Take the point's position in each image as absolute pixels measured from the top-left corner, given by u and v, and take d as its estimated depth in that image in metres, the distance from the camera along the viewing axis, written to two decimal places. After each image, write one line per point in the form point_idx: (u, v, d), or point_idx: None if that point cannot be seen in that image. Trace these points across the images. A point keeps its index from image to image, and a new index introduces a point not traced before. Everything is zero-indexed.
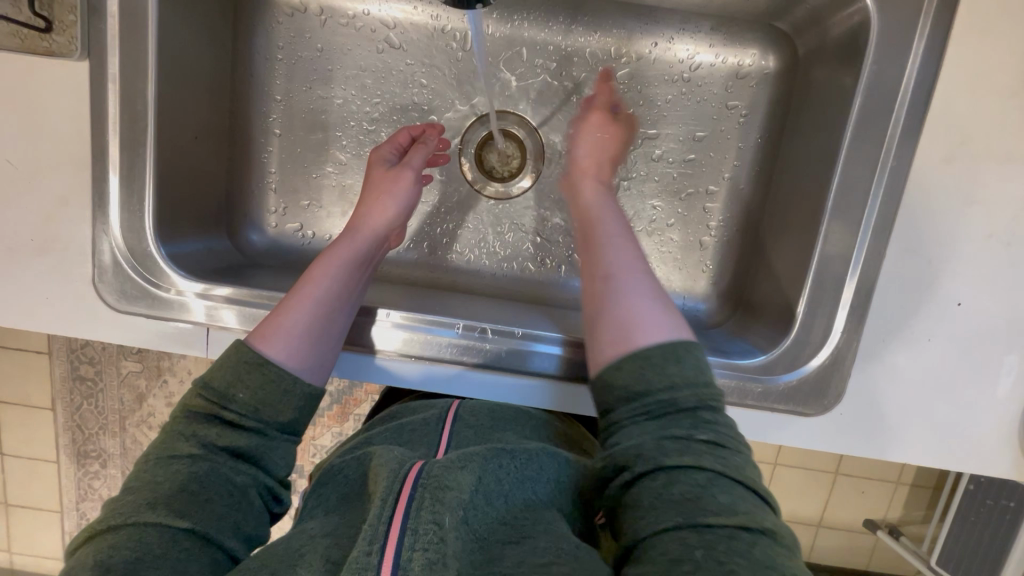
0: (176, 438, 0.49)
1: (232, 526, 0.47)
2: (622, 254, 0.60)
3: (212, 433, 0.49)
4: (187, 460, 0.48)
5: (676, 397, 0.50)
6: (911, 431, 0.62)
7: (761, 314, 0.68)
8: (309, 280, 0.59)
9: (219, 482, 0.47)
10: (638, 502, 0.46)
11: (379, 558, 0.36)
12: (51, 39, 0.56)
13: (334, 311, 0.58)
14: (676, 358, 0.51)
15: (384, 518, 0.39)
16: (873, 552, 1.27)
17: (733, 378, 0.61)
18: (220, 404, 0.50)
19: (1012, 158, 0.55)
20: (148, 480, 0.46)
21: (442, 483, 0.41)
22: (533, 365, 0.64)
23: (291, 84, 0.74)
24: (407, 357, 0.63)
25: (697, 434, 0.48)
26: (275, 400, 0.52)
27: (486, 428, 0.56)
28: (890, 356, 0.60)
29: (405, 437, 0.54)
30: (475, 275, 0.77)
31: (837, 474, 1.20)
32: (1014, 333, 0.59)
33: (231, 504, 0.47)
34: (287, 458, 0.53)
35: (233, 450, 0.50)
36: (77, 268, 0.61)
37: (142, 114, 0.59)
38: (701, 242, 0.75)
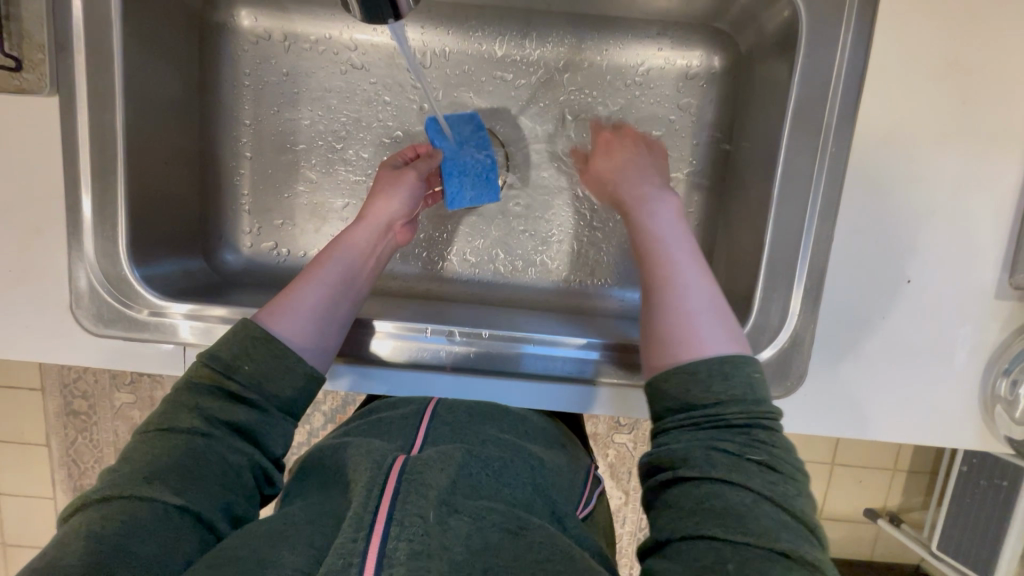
0: (177, 410, 0.49)
1: (223, 507, 0.47)
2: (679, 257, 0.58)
3: (213, 406, 0.50)
4: (186, 434, 0.48)
5: (726, 415, 0.47)
6: (877, 407, 0.63)
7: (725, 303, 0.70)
8: (320, 260, 0.62)
9: (215, 460, 0.48)
10: (678, 503, 0.45)
11: (363, 546, 0.37)
12: (21, 77, 0.58)
13: (340, 296, 0.61)
14: (724, 375, 0.49)
15: (369, 508, 0.39)
16: (875, 542, 1.27)
17: None
18: (225, 373, 0.51)
19: (944, 136, 0.58)
20: (144, 453, 0.46)
21: (423, 479, 0.42)
22: (503, 364, 0.65)
23: (260, 109, 0.77)
24: (381, 362, 0.65)
25: (749, 453, 0.45)
26: (277, 374, 0.53)
27: (463, 423, 0.56)
28: (848, 335, 0.62)
29: (383, 430, 0.55)
30: (449, 282, 0.80)
31: (832, 465, 1.21)
32: (965, 304, 0.61)
33: (225, 484, 0.47)
34: (286, 436, 0.54)
35: (233, 425, 0.50)
36: (56, 296, 0.62)
37: (111, 141, 0.61)
38: None
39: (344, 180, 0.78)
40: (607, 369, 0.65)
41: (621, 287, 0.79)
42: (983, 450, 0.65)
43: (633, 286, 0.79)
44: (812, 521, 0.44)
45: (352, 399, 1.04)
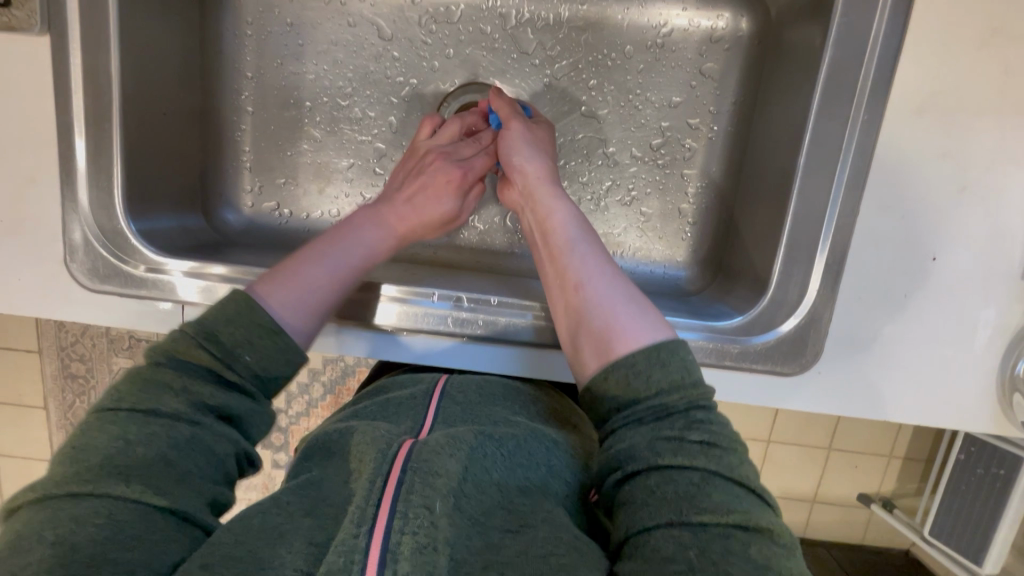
0: (157, 395, 0.47)
1: (208, 500, 0.45)
2: (589, 257, 0.56)
3: (202, 391, 0.48)
4: (169, 421, 0.46)
5: (667, 402, 0.47)
6: (890, 389, 0.62)
7: (740, 277, 0.68)
8: (334, 245, 0.59)
9: (200, 450, 0.46)
10: (632, 499, 0.44)
11: (366, 541, 0.36)
12: (9, 13, 0.55)
13: (353, 284, 0.60)
14: (660, 363, 0.48)
15: (371, 501, 0.38)
16: (867, 526, 1.28)
17: (712, 341, 0.60)
18: (222, 360, 0.50)
19: (983, 107, 0.55)
20: (118, 440, 0.43)
21: (430, 467, 0.41)
22: (511, 334, 0.63)
23: (263, 61, 0.73)
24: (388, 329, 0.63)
25: (691, 434, 0.45)
26: (276, 363, 0.52)
27: (474, 404, 0.55)
28: (868, 314, 0.60)
29: (391, 411, 0.54)
30: (456, 250, 0.77)
31: (829, 449, 1.21)
32: (990, 285, 0.59)
33: (209, 475, 0.46)
34: (268, 422, 0.53)
35: (220, 412, 0.49)
36: (50, 250, 0.60)
37: (106, 88, 0.58)
38: (681, 210, 0.75)
39: (350, 140, 0.75)
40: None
41: (635, 260, 0.75)
42: (996, 435, 0.64)
43: (646, 260, 0.75)
44: (761, 486, 0.44)
45: (353, 369, 1.03)
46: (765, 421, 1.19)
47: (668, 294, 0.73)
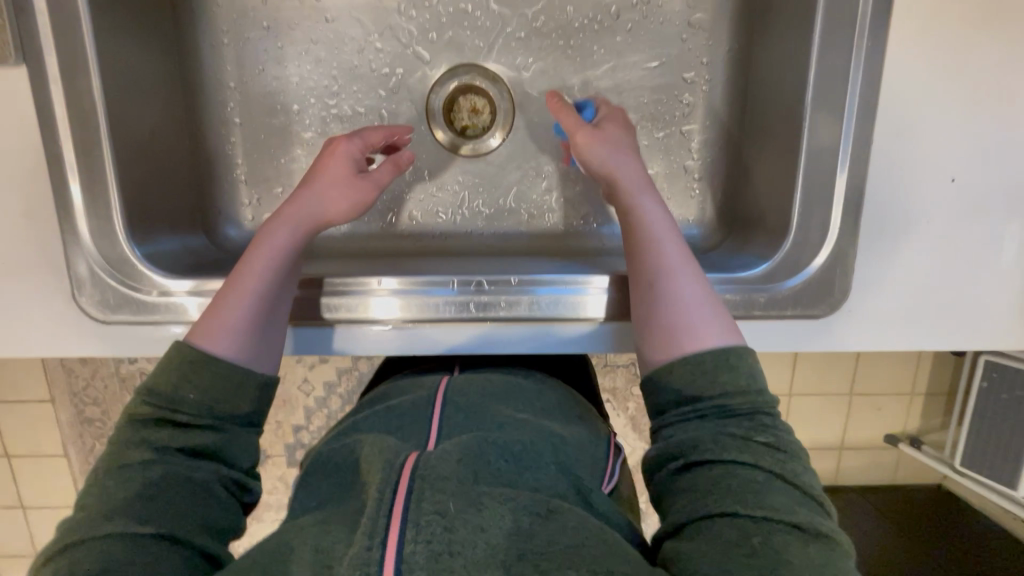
0: (126, 448, 0.49)
1: (201, 524, 0.48)
2: (674, 250, 0.56)
3: (163, 436, 0.50)
4: (138, 466, 0.48)
5: (731, 404, 0.49)
6: (921, 318, 0.61)
7: (757, 227, 0.67)
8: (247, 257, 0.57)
9: (179, 481, 0.48)
10: (693, 487, 0.46)
11: (381, 553, 0.36)
12: None
13: (277, 299, 0.57)
14: (728, 367, 0.50)
15: (382, 512, 0.38)
16: (897, 467, 1.28)
17: (740, 292, 0.60)
18: (170, 407, 0.51)
19: (988, 18, 0.54)
20: (101, 493, 0.47)
21: (437, 472, 0.41)
22: (534, 313, 0.61)
23: (243, 69, 0.71)
24: (403, 325, 0.61)
25: (757, 436, 0.47)
26: (225, 396, 0.52)
27: (477, 405, 0.54)
28: (891, 246, 0.59)
29: (396, 423, 0.53)
30: (464, 237, 0.76)
31: (852, 394, 1.22)
32: (1012, 199, 0.58)
33: (194, 501, 0.48)
34: (250, 446, 0.54)
35: (190, 449, 0.50)
36: (58, 288, 0.59)
37: (92, 112, 0.57)
38: (686, 167, 0.73)
39: None
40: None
41: None
42: None
43: None
44: (821, 495, 0.46)
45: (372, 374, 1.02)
46: (785, 373, 1.19)
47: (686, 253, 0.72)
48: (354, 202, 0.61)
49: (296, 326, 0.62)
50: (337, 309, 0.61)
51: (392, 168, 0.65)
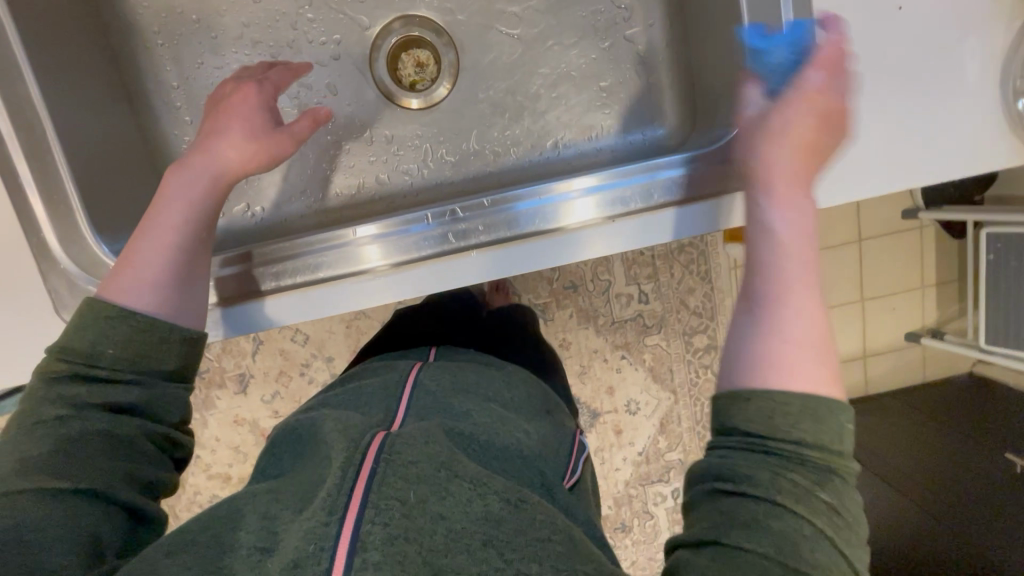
0: (40, 404, 0.47)
1: (123, 475, 0.47)
2: (793, 268, 0.48)
3: (80, 392, 0.47)
4: (54, 422, 0.46)
5: (805, 455, 0.41)
6: (900, 153, 0.59)
7: (717, 108, 0.67)
8: (160, 198, 0.55)
9: (97, 437, 0.46)
10: (730, 511, 0.40)
11: (336, 529, 0.35)
12: None
13: (196, 247, 0.55)
14: (814, 417, 0.42)
15: (344, 488, 0.37)
16: (925, 364, 1.28)
17: (709, 167, 0.60)
18: (87, 363, 0.48)
19: None
20: (14, 448, 0.45)
21: (406, 457, 0.40)
22: (517, 230, 0.61)
23: (182, 67, 0.71)
24: (360, 274, 0.61)
25: (820, 491, 0.41)
26: (151, 352, 0.50)
27: (447, 390, 0.55)
28: (852, 87, 0.58)
29: (364, 402, 0.54)
30: (434, 189, 0.75)
31: (863, 300, 1.24)
32: (959, 13, 0.57)
33: (115, 454, 0.47)
34: (178, 402, 0.52)
35: (111, 406, 0.48)
36: (35, 306, 0.58)
37: (34, 116, 0.58)
38: (637, 72, 0.73)
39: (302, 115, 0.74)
40: (620, 201, 0.60)
41: (610, 137, 0.75)
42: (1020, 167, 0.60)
43: (621, 133, 0.74)
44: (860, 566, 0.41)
45: None
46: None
47: (652, 154, 0.72)
48: (264, 147, 0.59)
49: (262, 296, 0.61)
50: (296, 270, 0.62)
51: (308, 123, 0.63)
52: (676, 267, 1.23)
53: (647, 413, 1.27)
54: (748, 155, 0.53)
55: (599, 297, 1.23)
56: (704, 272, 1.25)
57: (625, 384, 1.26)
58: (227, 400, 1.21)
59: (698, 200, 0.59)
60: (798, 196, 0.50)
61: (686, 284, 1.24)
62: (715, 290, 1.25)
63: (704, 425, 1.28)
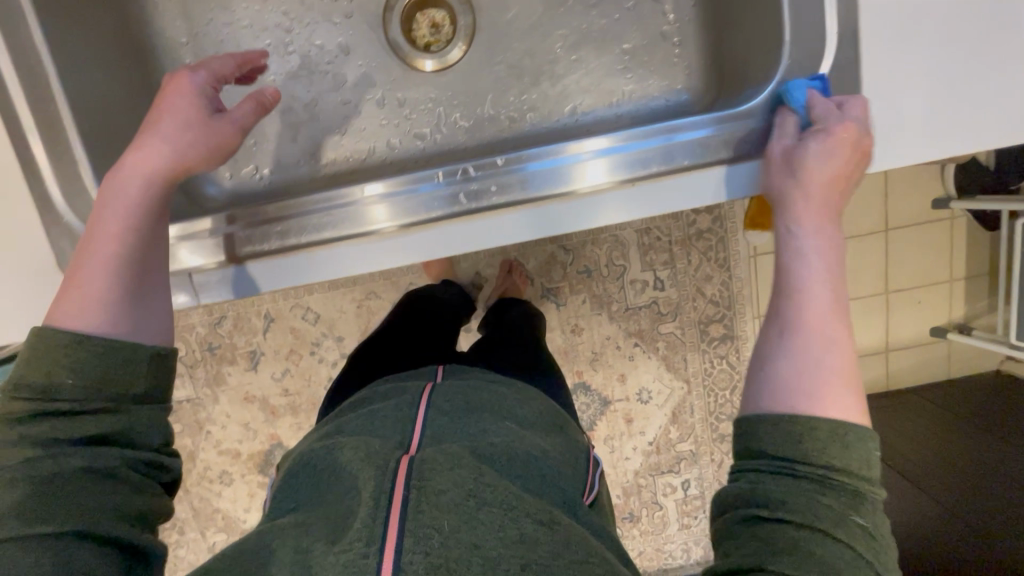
0: (2, 449, 0.41)
1: (113, 510, 0.41)
2: (818, 292, 0.47)
3: (42, 430, 0.42)
4: (21, 465, 0.41)
5: (831, 477, 0.40)
6: (953, 119, 0.54)
7: (747, 67, 0.63)
8: (98, 209, 0.50)
9: (70, 477, 0.41)
10: (766, 541, 0.38)
11: (376, 561, 0.34)
12: None
13: (142, 257, 0.51)
14: (844, 443, 0.40)
15: (378, 517, 0.36)
16: (950, 359, 1.23)
17: (733, 130, 0.57)
18: (46, 397, 0.43)
19: None
20: None
21: (436, 484, 0.39)
22: (528, 194, 0.58)
23: (192, 23, 0.69)
24: (365, 235, 0.59)
25: (852, 514, 0.38)
26: (116, 376, 0.45)
27: (461, 412, 0.51)
28: (901, 44, 0.53)
29: (376, 424, 0.50)
30: (448, 155, 0.73)
31: (888, 294, 1.19)
32: None
33: (98, 489, 0.41)
34: (157, 423, 0.47)
35: (79, 438, 0.43)
36: (29, 261, 0.56)
37: (39, 65, 0.57)
38: (663, 34, 0.70)
39: (314, 75, 0.72)
40: (635, 163, 0.57)
41: (631, 102, 0.71)
42: None
43: (643, 98, 0.71)
44: None
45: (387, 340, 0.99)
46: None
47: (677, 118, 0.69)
48: (200, 143, 0.53)
49: (257, 259, 0.60)
50: (298, 228, 0.60)
51: (254, 106, 0.58)
52: (694, 253, 1.19)
53: (659, 402, 1.24)
54: (777, 185, 0.53)
55: (614, 283, 1.20)
56: (723, 259, 1.19)
57: (637, 371, 1.23)
58: (237, 376, 1.20)
59: (716, 164, 0.57)
60: (824, 228, 0.49)
61: (704, 271, 1.19)
62: (733, 278, 1.20)
63: (717, 417, 1.24)
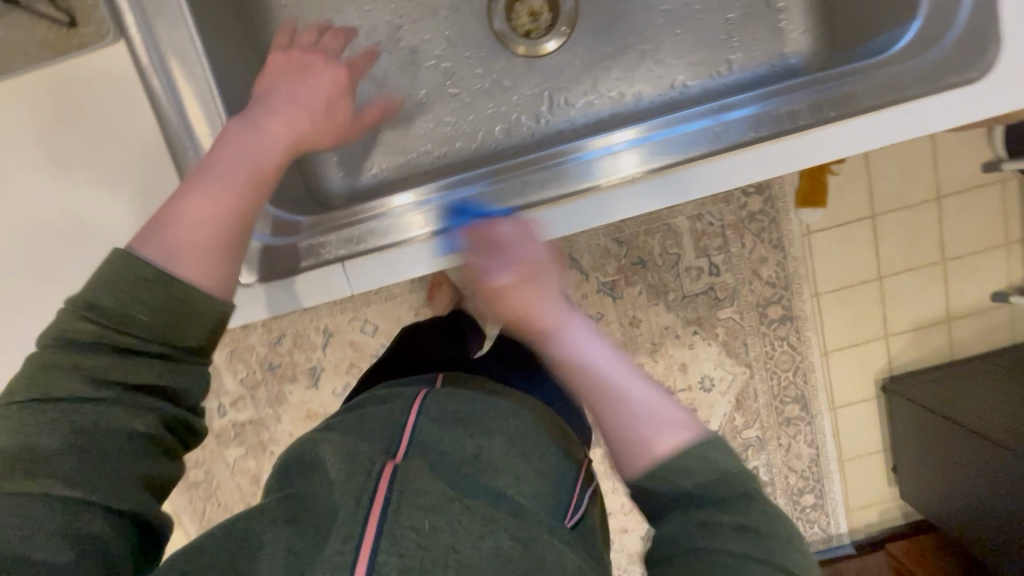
0: (46, 375, 0.41)
1: (139, 481, 0.42)
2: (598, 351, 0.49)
3: (98, 365, 0.41)
4: (65, 403, 0.40)
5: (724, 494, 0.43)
6: None
7: (870, 22, 0.64)
8: (205, 161, 0.50)
9: (112, 425, 0.41)
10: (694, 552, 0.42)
11: (353, 559, 0.36)
12: (79, 33, 0.56)
13: (238, 213, 0.50)
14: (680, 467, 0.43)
15: (359, 518, 0.38)
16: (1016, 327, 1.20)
17: (880, 78, 0.57)
18: (110, 326, 0.42)
19: None
20: (17, 428, 0.39)
21: (419, 488, 0.41)
22: (659, 162, 0.59)
23: (306, 27, 0.71)
24: (405, 243, 0.61)
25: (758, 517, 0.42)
26: (177, 325, 0.44)
27: (450, 418, 0.51)
28: None
29: (366, 427, 0.51)
30: (555, 138, 0.74)
31: (946, 262, 1.16)
32: None
33: (131, 448, 0.42)
34: (202, 383, 0.47)
35: (131, 383, 0.42)
36: None
37: (197, 61, 0.58)
38: (767, 3, 0.72)
39: (422, 69, 0.74)
40: (677, 149, 0.59)
41: (737, 73, 0.72)
42: None
43: (750, 66, 0.72)
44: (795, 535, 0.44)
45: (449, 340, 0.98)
46: (870, 251, 1.14)
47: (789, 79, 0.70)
48: (307, 104, 0.56)
49: (264, 282, 0.61)
50: (334, 242, 0.61)
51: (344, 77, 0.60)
52: (748, 236, 1.12)
53: (722, 390, 1.19)
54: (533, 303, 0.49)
55: (669, 272, 1.13)
56: (777, 239, 1.13)
57: (698, 360, 1.17)
58: (298, 395, 1.16)
59: (746, 147, 0.58)
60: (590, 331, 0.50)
61: (759, 253, 1.13)
62: (789, 257, 1.13)
63: (782, 400, 1.20)
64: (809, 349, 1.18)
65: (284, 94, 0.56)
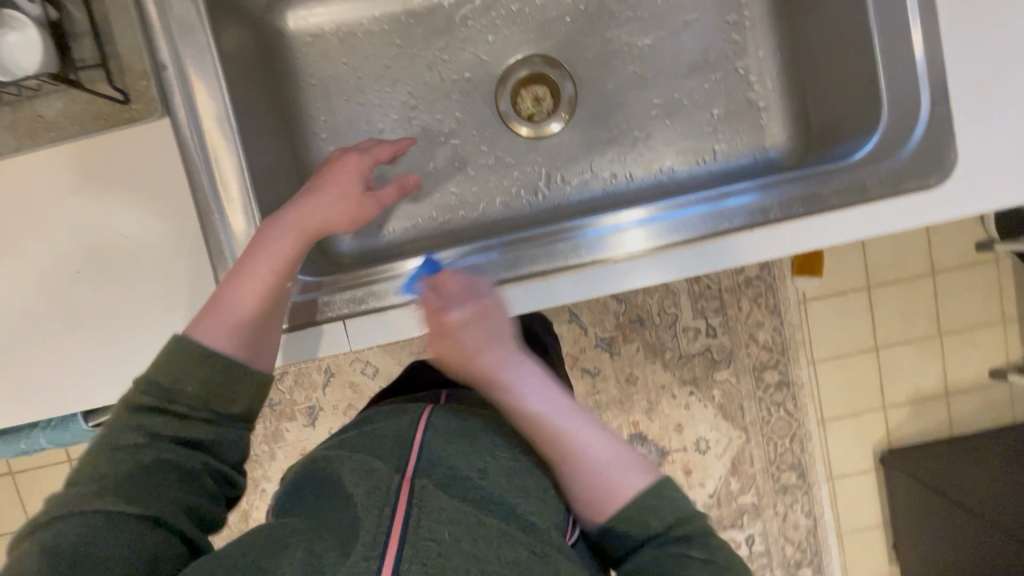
0: (120, 430, 0.48)
1: (185, 507, 0.48)
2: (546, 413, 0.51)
3: (158, 424, 0.49)
4: (133, 451, 0.48)
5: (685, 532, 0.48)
6: None
7: (841, 127, 0.70)
8: (252, 250, 0.58)
9: (170, 468, 0.48)
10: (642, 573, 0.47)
11: (377, 562, 0.39)
12: (130, 109, 0.64)
13: (271, 298, 0.58)
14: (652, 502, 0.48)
15: (382, 527, 0.41)
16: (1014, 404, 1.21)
17: (847, 180, 0.63)
18: (168, 397, 0.50)
19: None
20: (98, 468, 0.47)
21: (434, 504, 0.43)
22: (650, 244, 0.64)
23: (330, 103, 0.79)
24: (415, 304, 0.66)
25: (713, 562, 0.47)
26: (222, 392, 0.51)
27: (454, 430, 0.52)
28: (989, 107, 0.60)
29: (372, 439, 0.52)
30: (553, 211, 0.80)
31: (941, 337, 1.19)
32: None
33: (182, 484, 0.49)
34: (241, 443, 0.54)
35: (183, 440, 0.50)
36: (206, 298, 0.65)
37: (230, 136, 0.66)
38: (749, 100, 0.78)
39: (433, 143, 0.80)
40: (666, 232, 0.65)
41: (722, 160, 0.79)
42: None
43: (735, 155, 0.78)
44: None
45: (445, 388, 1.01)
46: (862, 324, 1.17)
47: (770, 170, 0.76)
48: (351, 212, 0.64)
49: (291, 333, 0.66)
50: (357, 299, 0.67)
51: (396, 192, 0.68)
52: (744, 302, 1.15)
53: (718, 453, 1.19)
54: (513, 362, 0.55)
55: (666, 332, 1.16)
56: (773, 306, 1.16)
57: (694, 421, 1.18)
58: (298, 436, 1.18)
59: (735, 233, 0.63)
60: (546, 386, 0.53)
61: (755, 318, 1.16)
62: (785, 324, 1.17)
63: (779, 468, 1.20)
64: (804, 417, 1.19)
65: (331, 203, 0.63)
